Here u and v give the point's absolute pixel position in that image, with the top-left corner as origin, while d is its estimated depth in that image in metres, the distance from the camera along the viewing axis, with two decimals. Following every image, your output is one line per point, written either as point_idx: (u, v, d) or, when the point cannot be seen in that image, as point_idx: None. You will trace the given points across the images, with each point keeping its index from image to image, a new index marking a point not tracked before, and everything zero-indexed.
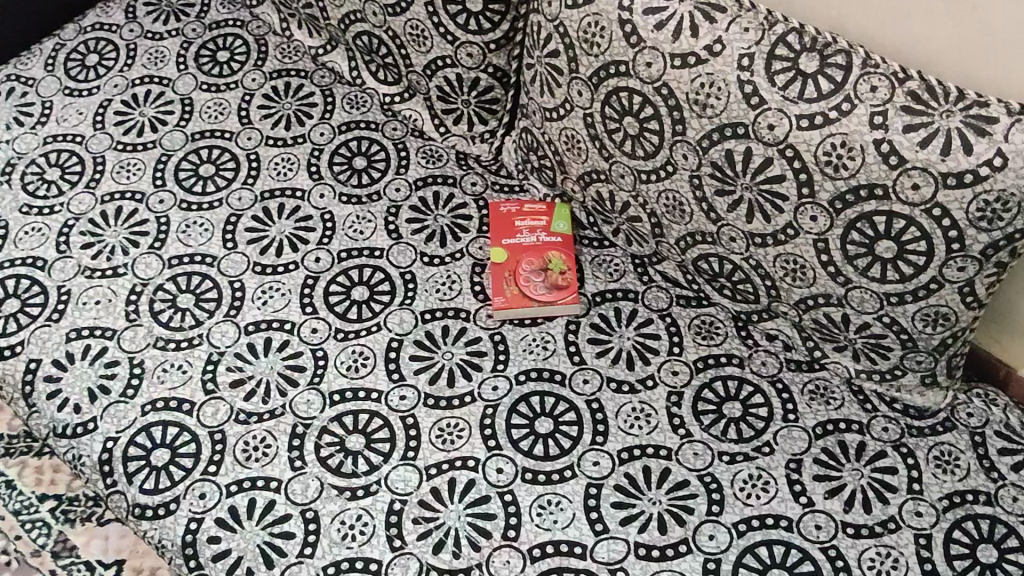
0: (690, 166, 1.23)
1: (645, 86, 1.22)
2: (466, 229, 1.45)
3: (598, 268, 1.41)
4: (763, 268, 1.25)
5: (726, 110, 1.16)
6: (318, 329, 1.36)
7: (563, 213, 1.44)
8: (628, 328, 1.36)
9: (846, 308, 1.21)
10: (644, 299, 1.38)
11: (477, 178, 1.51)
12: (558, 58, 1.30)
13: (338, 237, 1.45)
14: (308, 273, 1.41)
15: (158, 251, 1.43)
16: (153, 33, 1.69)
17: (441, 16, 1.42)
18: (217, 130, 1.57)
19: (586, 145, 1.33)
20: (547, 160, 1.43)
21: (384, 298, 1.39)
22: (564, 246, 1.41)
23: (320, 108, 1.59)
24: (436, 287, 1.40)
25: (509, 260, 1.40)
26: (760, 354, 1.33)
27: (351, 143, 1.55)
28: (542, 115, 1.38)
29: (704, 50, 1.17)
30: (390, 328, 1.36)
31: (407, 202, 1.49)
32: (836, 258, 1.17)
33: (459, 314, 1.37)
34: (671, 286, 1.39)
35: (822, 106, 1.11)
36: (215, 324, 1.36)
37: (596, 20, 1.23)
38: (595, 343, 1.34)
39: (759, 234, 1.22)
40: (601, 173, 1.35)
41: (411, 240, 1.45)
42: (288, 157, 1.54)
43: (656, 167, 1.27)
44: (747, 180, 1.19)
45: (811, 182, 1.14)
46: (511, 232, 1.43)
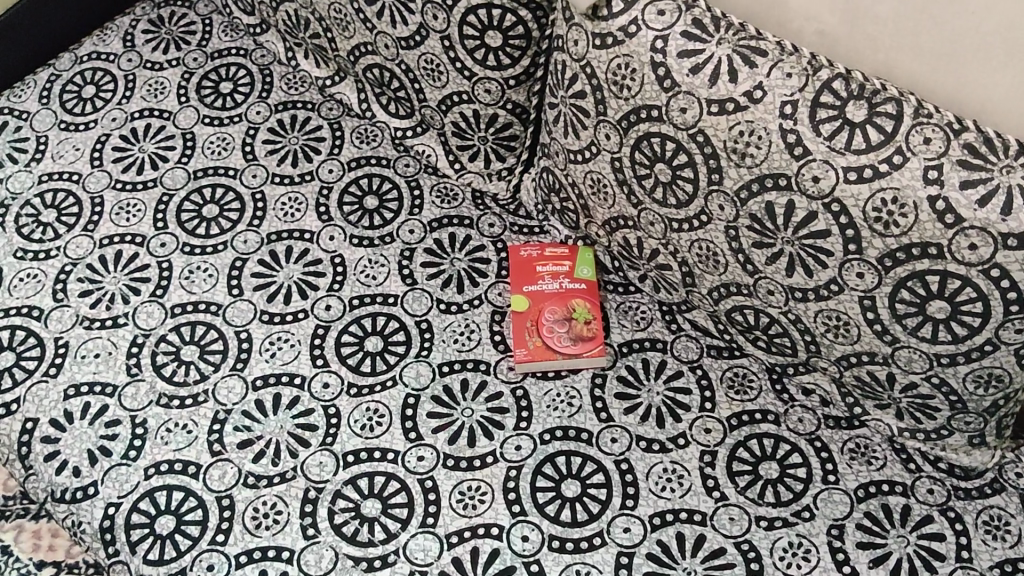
0: (727, 216, 1.17)
1: (679, 132, 1.15)
2: (485, 274, 1.38)
3: (623, 316, 1.34)
4: (803, 323, 1.18)
5: (767, 160, 1.10)
6: (330, 384, 1.29)
7: (587, 257, 1.37)
8: (658, 381, 1.29)
9: (892, 368, 1.15)
10: (673, 350, 1.31)
11: (494, 219, 1.44)
12: (585, 100, 1.24)
13: (349, 283, 1.38)
14: (318, 322, 1.34)
15: (160, 299, 1.36)
16: (152, 63, 1.62)
17: (457, 50, 1.34)
18: (221, 167, 1.50)
19: (614, 190, 1.27)
20: (570, 203, 1.37)
21: (399, 350, 1.32)
22: (589, 293, 1.34)
23: (329, 143, 1.52)
24: (453, 337, 1.33)
25: (531, 308, 1.32)
26: (797, 409, 1.26)
27: (362, 181, 1.48)
28: (566, 157, 1.32)
29: (744, 96, 1.10)
30: (406, 381, 1.29)
31: (422, 245, 1.41)
32: (883, 316, 1.10)
33: (479, 366, 1.30)
34: (701, 336, 1.32)
35: (871, 158, 1.04)
36: (221, 379, 1.29)
37: (626, 62, 1.17)
38: (623, 399, 1.27)
39: (799, 289, 1.15)
40: (629, 219, 1.28)
41: (427, 286, 1.38)
42: (296, 197, 1.47)
43: (689, 216, 1.21)
44: (789, 234, 1.12)
45: (858, 238, 1.07)
46: (532, 277, 1.35)
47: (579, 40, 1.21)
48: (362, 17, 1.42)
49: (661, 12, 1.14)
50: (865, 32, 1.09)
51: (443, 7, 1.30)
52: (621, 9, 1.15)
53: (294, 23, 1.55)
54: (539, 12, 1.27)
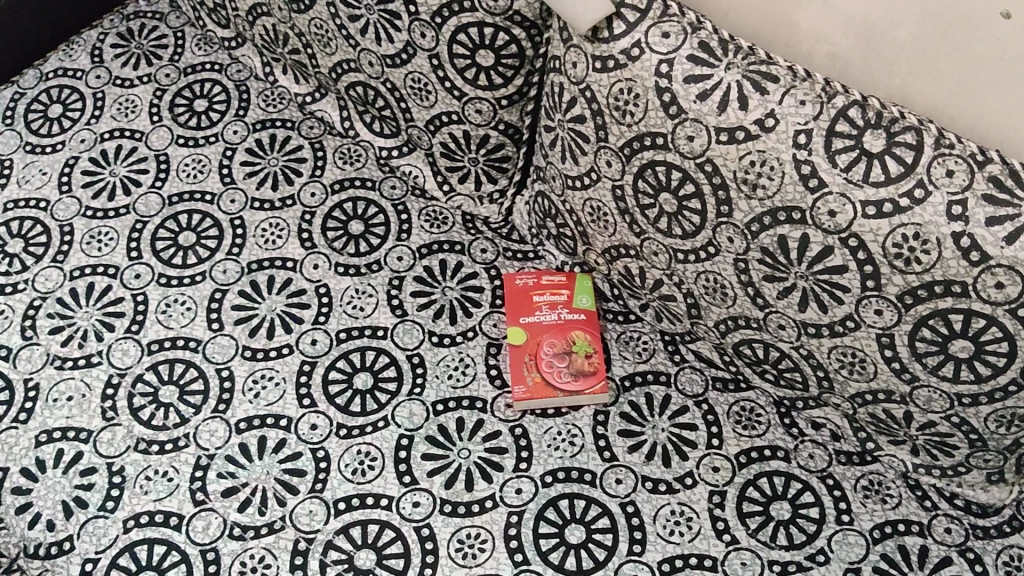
0: (736, 249, 1.11)
1: (686, 161, 1.10)
2: (478, 304, 1.32)
3: (624, 347, 1.29)
4: (816, 359, 1.13)
5: (780, 192, 1.05)
6: (319, 425, 1.22)
7: (585, 285, 1.31)
8: (662, 417, 1.23)
9: (909, 406, 1.10)
10: (677, 383, 1.26)
11: (487, 244, 1.38)
12: (584, 125, 1.18)
13: (335, 315, 1.31)
14: (304, 358, 1.28)
15: (136, 336, 1.29)
16: (122, 80, 1.54)
17: (446, 69, 1.27)
18: (197, 191, 1.42)
19: (614, 218, 1.22)
20: (567, 229, 1.31)
21: (390, 387, 1.25)
22: (588, 325, 1.28)
23: (310, 164, 1.45)
24: (447, 372, 1.26)
25: (529, 342, 1.26)
26: (808, 445, 1.21)
27: (347, 205, 1.41)
28: (564, 183, 1.26)
29: (754, 124, 1.04)
30: (398, 421, 1.23)
31: (412, 273, 1.35)
32: (902, 354, 1.05)
33: (475, 404, 1.24)
34: (706, 368, 1.27)
35: (891, 191, 0.99)
36: (202, 422, 1.22)
37: (629, 87, 1.11)
38: (626, 437, 1.22)
39: (813, 324, 1.10)
40: (630, 248, 1.23)
41: (418, 317, 1.31)
42: (277, 223, 1.39)
43: (696, 248, 1.15)
44: (803, 269, 1.07)
45: (877, 274, 1.02)
46: (529, 308, 1.29)
47: (577, 62, 1.15)
48: (344, 34, 1.35)
49: (666, 35, 1.07)
50: (881, 56, 1.03)
51: (432, 24, 1.24)
52: (623, 31, 1.09)
53: (272, 38, 1.48)
54: (533, 30, 1.20)
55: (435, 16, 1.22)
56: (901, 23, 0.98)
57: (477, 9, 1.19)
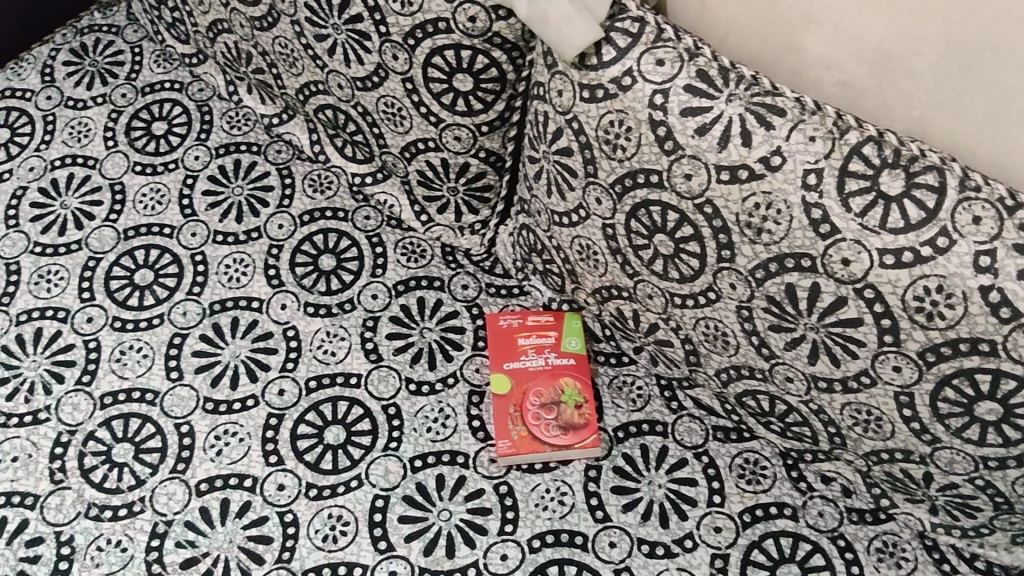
0: (738, 296, 1.01)
1: (684, 201, 0.99)
2: (459, 347, 1.22)
3: (618, 393, 1.19)
4: (826, 414, 1.04)
5: (788, 237, 0.94)
6: (286, 485, 1.13)
7: (574, 326, 1.21)
8: (659, 472, 1.14)
9: (929, 467, 1.01)
10: (675, 433, 1.16)
11: (469, 279, 1.28)
12: (571, 158, 1.08)
13: (304, 362, 1.21)
14: (270, 411, 1.18)
15: (88, 388, 1.19)
16: (74, 101, 1.43)
17: (421, 93, 1.16)
18: (155, 225, 1.32)
19: (606, 258, 1.12)
20: (554, 266, 1.21)
21: (364, 442, 1.15)
22: (577, 370, 1.18)
23: (278, 193, 1.35)
24: (426, 424, 1.17)
25: (513, 390, 1.16)
26: (817, 502, 1.12)
27: (316, 237, 1.31)
28: (550, 218, 1.16)
29: (758, 162, 0.93)
30: (373, 480, 1.13)
31: (387, 312, 1.24)
32: (922, 414, 0.96)
33: (456, 459, 1.14)
34: (705, 416, 1.17)
35: (912, 239, 0.87)
36: (160, 484, 1.13)
37: (621, 119, 1.00)
38: (620, 494, 1.12)
39: (823, 378, 1.01)
40: (623, 290, 1.13)
41: (394, 362, 1.21)
42: (242, 258, 1.29)
43: (694, 293, 1.05)
44: (814, 321, 0.97)
45: (896, 329, 0.92)
46: (513, 352, 1.19)
47: (564, 90, 1.04)
48: (312, 54, 1.24)
49: (660, 62, 0.97)
50: (897, 86, 0.92)
51: (404, 46, 1.12)
52: (613, 57, 0.99)
53: (235, 56, 1.37)
54: (515, 52, 1.09)
55: (407, 37, 1.11)
56: (920, 51, 0.87)
57: (453, 30, 1.07)
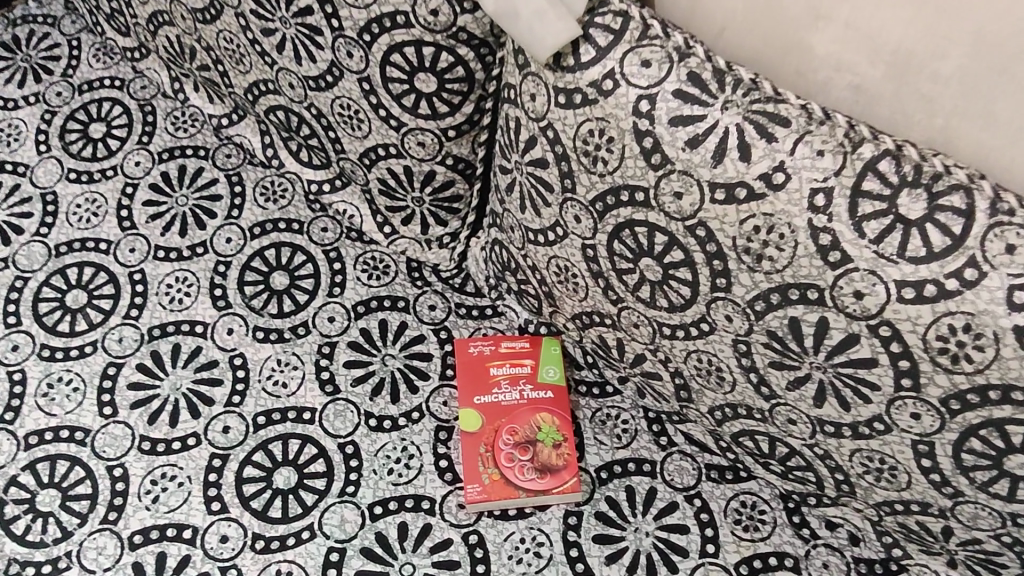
0: (735, 328, 0.89)
1: (673, 222, 0.87)
2: (425, 376, 1.10)
3: (601, 428, 1.08)
4: (833, 459, 0.93)
5: (793, 264, 0.82)
6: (229, 537, 1.01)
7: (552, 355, 1.09)
8: (646, 518, 1.02)
9: (950, 521, 0.90)
10: (664, 473, 1.05)
11: (436, 299, 1.15)
12: (547, 170, 0.95)
13: (253, 395, 1.09)
14: (215, 451, 1.06)
15: (11, 427, 1.07)
16: (4, 101, 1.30)
17: (379, 94, 1.02)
18: (90, 239, 1.20)
19: (586, 282, 1.00)
20: (530, 287, 1.08)
21: (318, 486, 1.03)
22: (556, 405, 1.06)
23: (226, 202, 1.22)
24: (388, 465, 1.05)
25: (484, 427, 1.04)
26: (822, 551, 1.00)
27: (268, 252, 1.18)
28: (524, 235, 1.03)
29: (758, 179, 0.80)
30: (327, 531, 1.01)
31: (344, 337, 1.12)
32: (944, 465, 0.85)
33: (420, 505, 1.02)
34: (698, 454, 1.06)
35: (936, 269, 0.74)
36: (88, 536, 1.01)
37: (601, 128, 0.87)
38: (603, 544, 1.01)
39: (831, 422, 0.89)
40: (605, 316, 1.01)
41: (352, 394, 1.09)
42: (186, 277, 1.17)
43: (686, 323, 0.93)
44: (820, 359, 0.85)
45: (916, 372, 0.80)
46: (485, 385, 1.07)
47: (537, 94, 0.91)
48: (259, 51, 1.11)
49: (646, 63, 0.83)
50: (916, 92, 0.78)
51: (359, 43, 0.98)
52: (593, 58, 0.85)
53: (178, 51, 1.24)
54: (484, 49, 0.95)
55: (362, 33, 0.97)
56: (947, 52, 0.73)
57: (413, 25, 0.93)
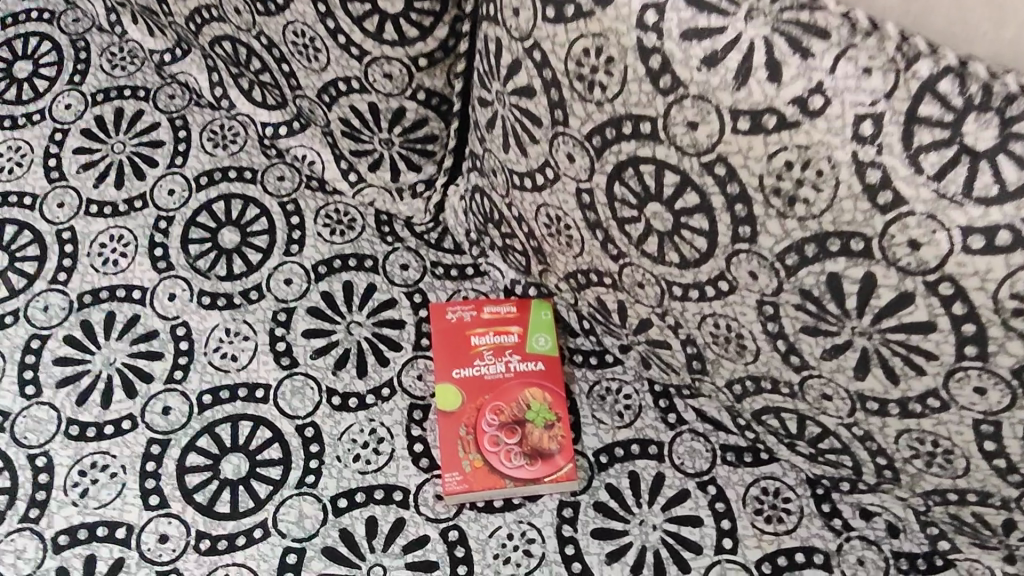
0: (760, 287, 0.74)
1: (686, 159, 0.71)
2: (397, 347, 0.95)
3: (599, 404, 0.93)
4: (875, 442, 0.78)
5: (835, 206, 0.66)
6: (169, 536, 0.87)
7: (542, 320, 0.94)
8: (653, 509, 0.88)
9: (1013, 514, 0.76)
10: (672, 456, 0.90)
11: (409, 257, 1.00)
12: (534, 100, 0.79)
13: (197, 369, 0.94)
14: (153, 435, 0.91)
15: None
16: None
17: (337, 17, 0.85)
18: (13, 193, 1.04)
19: (581, 234, 0.84)
20: (516, 241, 0.93)
21: (273, 475, 0.89)
22: (547, 378, 0.91)
23: (169, 149, 1.07)
24: (354, 450, 0.90)
25: (465, 406, 0.90)
26: (856, 545, 0.86)
27: (217, 206, 1.03)
28: (507, 180, 0.87)
29: (791, 105, 0.64)
30: (283, 529, 0.87)
31: (303, 303, 0.97)
32: (1011, 450, 0.70)
33: (391, 497, 0.88)
34: (712, 433, 0.91)
35: (1010, 212, 0.60)
36: (6, 538, 0.87)
37: (599, 45, 0.71)
38: (603, 540, 0.87)
39: (874, 398, 0.75)
40: (603, 274, 0.85)
41: (312, 368, 0.94)
42: (122, 235, 1.02)
43: (700, 282, 0.78)
44: (864, 323, 0.70)
45: (984, 339, 0.65)
46: (465, 356, 0.92)
47: (520, 8, 0.75)
48: None
49: None
50: None
51: None
52: None
53: None
54: None
55: None
56: None
57: None
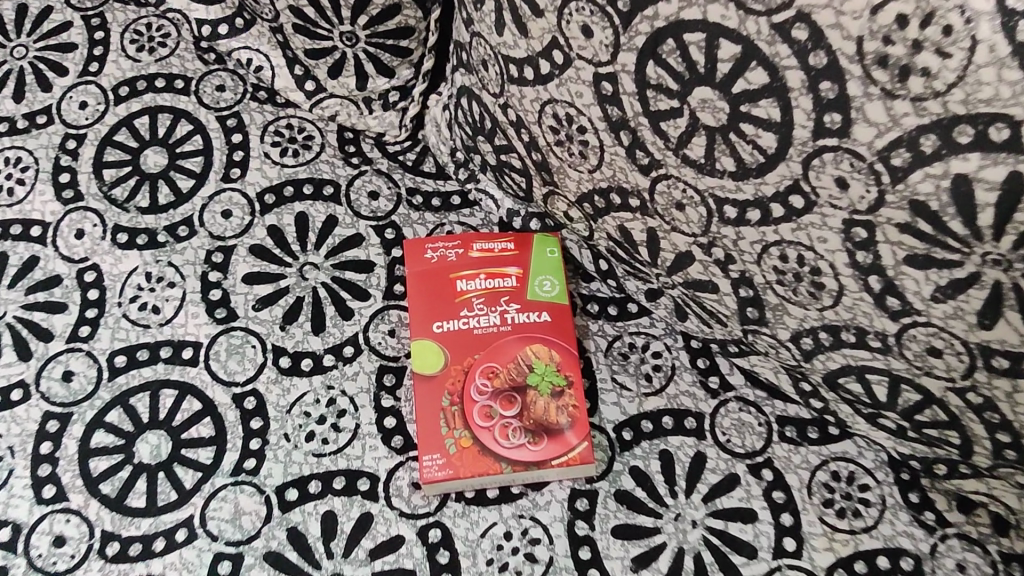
0: (848, 201, 0.54)
1: (754, 19, 0.50)
2: (363, 295, 0.74)
3: (621, 366, 0.73)
4: (997, 416, 0.58)
5: (968, 77, 0.46)
6: (67, 539, 0.67)
7: (547, 260, 0.73)
8: (692, 500, 0.68)
9: None
10: (715, 432, 0.70)
11: (380, 183, 0.79)
12: None
13: (108, 325, 0.74)
14: (51, 409, 0.71)
15: None
16: None
17: None
18: None
19: (600, 141, 0.63)
20: (514, 158, 0.71)
21: (202, 460, 0.69)
22: (555, 333, 0.71)
23: (82, 53, 0.85)
24: (306, 427, 0.70)
25: (448, 369, 0.69)
26: (956, 546, 0.66)
27: (140, 121, 0.82)
28: (503, 75, 0.66)
29: None
30: (213, 530, 0.67)
31: (245, 240, 0.76)
32: None
33: (355, 486, 0.68)
34: (766, 402, 0.71)
35: None
36: None
37: None
38: (628, 541, 0.67)
39: (1004, 354, 0.54)
40: (629, 193, 0.64)
41: (254, 322, 0.73)
42: (20, 156, 0.80)
43: (761, 199, 0.57)
44: (1002, 249, 0.50)
45: None
46: (448, 306, 0.71)
47: None
48: None
49: None
50: None
51: None
52: None
53: None
54: None
55: None
56: None
57: None
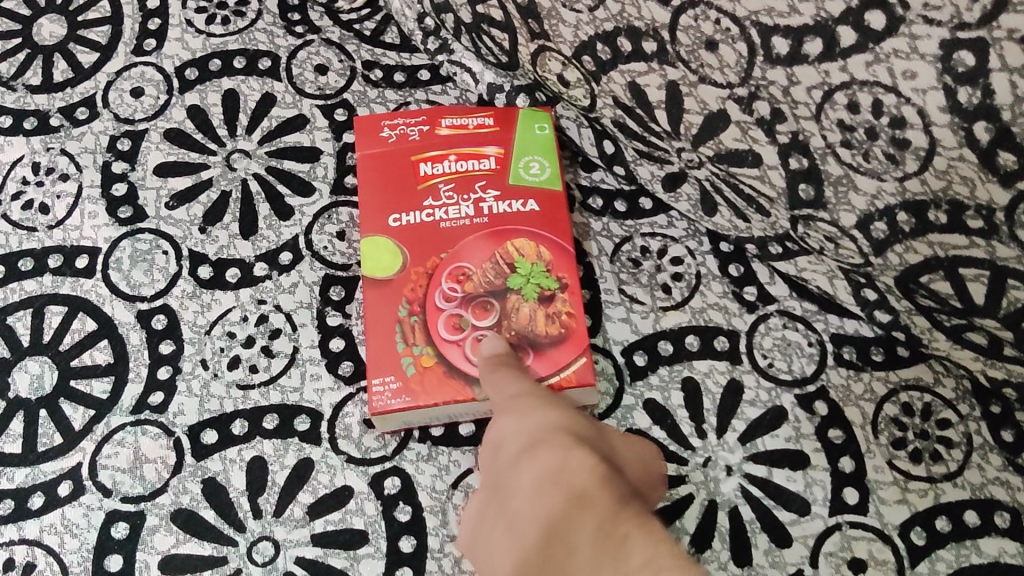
0: (951, 8, 0.36)
1: None
2: (306, 189, 0.59)
3: (633, 276, 0.58)
4: None
5: None
6: None
7: (535, 137, 0.58)
8: (726, 442, 0.53)
9: None
10: (754, 354, 0.55)
11: (330, 54, 0.63)
12: None
13: None
14: None
15: None
16: None
17: None
18: None
19: None
20: (493, 7, 0.55)
21: (96, 394, 0.54)
22: (543, 224, 0.55)
23: None
24: (231, 350, 0.55)
25: (407, 272, 0.54)
26: None
27: None
28: None
29: None
30: (107, 483, 0.52)
31: (160, 124, 0.61)
32: None
33: (291, 425, 0.53)
34: (817, 317, 0.56)
35: None
36: None
37: None
38: None
39: None
40: (642, 34, 0.48)
41: (168, 223, 0.58)
42: None
43: (824, 23, 0.40)
44: None
45: None
46: (407, 194, 0.56)
47: None
48: None
49: None
50: None
51: None
52: None
53: None
54: None
55: None
56: None
57: None
